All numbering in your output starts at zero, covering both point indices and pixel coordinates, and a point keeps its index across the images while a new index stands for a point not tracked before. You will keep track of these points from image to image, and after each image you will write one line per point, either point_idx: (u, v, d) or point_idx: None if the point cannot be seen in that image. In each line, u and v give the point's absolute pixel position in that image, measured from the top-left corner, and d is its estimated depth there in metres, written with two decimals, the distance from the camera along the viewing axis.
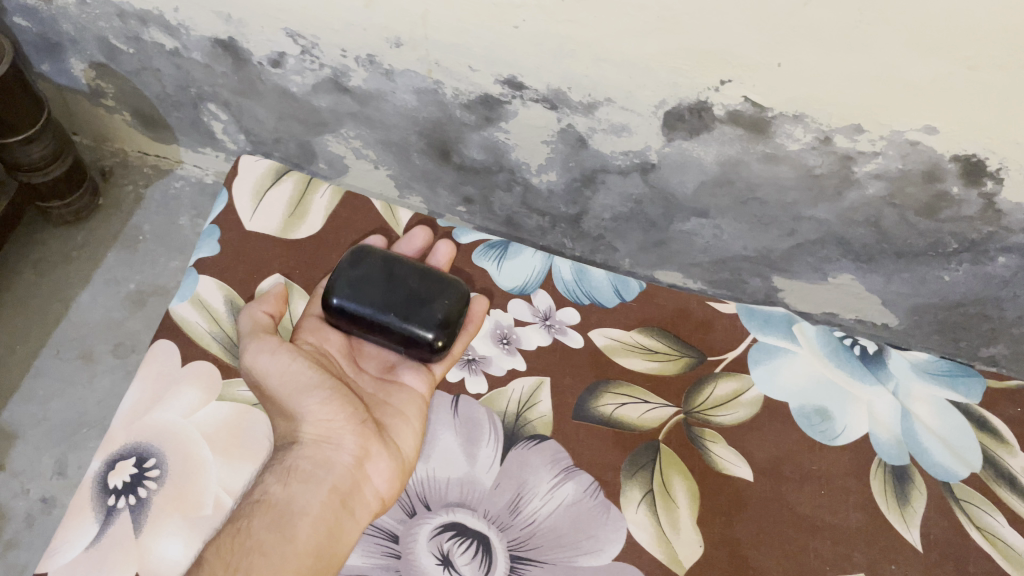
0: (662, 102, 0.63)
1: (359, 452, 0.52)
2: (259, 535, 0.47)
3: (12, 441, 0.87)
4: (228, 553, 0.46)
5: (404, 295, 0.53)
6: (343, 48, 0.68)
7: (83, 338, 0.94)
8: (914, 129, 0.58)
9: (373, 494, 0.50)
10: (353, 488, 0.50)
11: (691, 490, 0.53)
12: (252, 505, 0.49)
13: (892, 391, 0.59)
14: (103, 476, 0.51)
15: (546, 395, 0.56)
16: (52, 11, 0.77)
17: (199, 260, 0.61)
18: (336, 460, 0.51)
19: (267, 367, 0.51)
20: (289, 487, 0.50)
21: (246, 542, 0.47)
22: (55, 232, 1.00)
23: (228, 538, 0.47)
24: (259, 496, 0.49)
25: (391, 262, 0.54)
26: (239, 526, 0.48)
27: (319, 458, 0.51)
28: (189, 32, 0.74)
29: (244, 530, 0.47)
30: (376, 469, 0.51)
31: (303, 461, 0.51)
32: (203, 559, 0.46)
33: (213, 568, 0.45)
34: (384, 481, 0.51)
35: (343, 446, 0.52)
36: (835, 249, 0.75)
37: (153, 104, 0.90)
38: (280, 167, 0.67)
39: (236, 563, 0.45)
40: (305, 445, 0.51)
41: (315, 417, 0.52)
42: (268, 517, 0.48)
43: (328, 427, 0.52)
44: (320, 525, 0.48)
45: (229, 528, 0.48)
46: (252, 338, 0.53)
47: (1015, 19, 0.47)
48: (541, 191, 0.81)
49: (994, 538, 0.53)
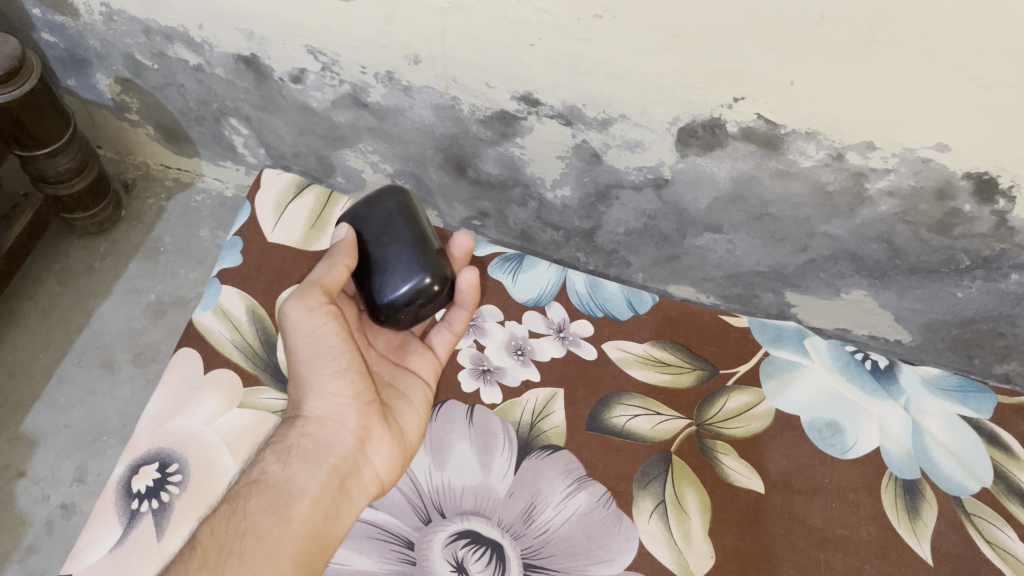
0: (675, 119, 0.64)
1: (361, 432, 0.52)
2: (254, 517, 0.47)
3: (34, 447, 0.89)
4: (221, 535, 0.47)
5: (384, 252, 0.52)
6: (362, 65, 0.70)
7: (105, 347, 0.95)
8: (926, 147, 0.59)
9: (372, 477, 0.51)
10: (353, 471, 0.51)
11: (702, 501, 0.54)
12: (249, 485, 0.49)
13: (904, 406, 0.59)
14: (126, 480, 0.52)
15: (559, 406, 0.57)
16: (80, 28, 0.80)
17: (221, 270, 0.62)
18: (337, 440, 0.51)
19: (299, 323, 0.50)
20: (288, 467, 0.50)
21: (241, 524, 0.47)
22: (78, 242, 1.02)
23: (223, 518, 0.48)
24: (258, 476, 0.49)
25: (406, 217, 0.53)
26: (235, 506, 0.48)
27: (322, 436, 0.51)
28: (213, 49, 0.75)
29: (240, 512, 0.48)
30: (376, 452, 0.52)
31: (306, 438, 0.51)
32: (197, 540, 0.47)
33: (206, 553, 0.45)
34: (383, 463, 0.52)
35: (345, 425, 0.52)
36: (848, 265, 0.76)
37: (175, 118, 0.92)
38: (301, 180, 0.68)
39: (230, 546, 0.46)
40: (308, 421, 0.51)
41: (326, 391, 0.51)
42: (265, 498, 0.48)
43: (334, 404, 0.52)
44: (317, 508, 0.49)
45: (225, 507, 0.48)
46: (300, 286, 0.51)
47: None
48: (556, 206, 0.82)
49: (1004, 553, 0.54)
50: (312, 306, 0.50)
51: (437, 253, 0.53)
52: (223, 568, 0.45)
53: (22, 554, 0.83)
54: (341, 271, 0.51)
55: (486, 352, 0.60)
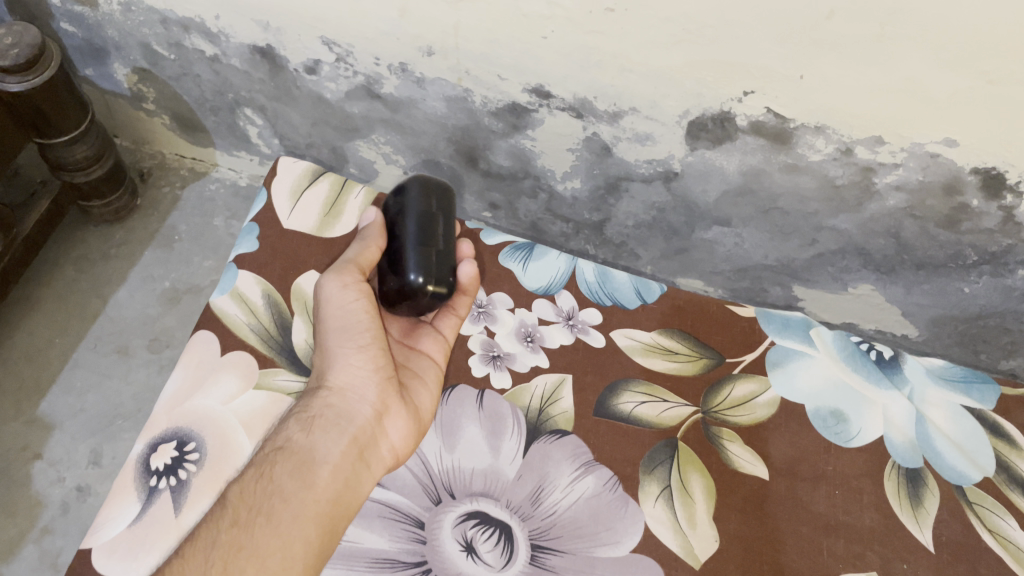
0: (686, 113, 0.65)
1: (379, 405, 0.56)
2: (280, 481, 0.51)
3: (50, 430, 0.91)
4: (250, 497, 0.50)
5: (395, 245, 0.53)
6: (376, 57, 0.71)
7: (120, 333, 0.97)
8: (934, 142, 0.59)
9: (388, 450, 0.54)
10: (371, 441, 0.54)
11: (707, 486, 0.55)
12: (274, 452, 0.52)
13: (907, 396, 0.60)
14: (145, 457, 0.53)
15: (567, 392, 0.58)
16: (98, 17, 0.81)
17: (238, 255, 0.63)
18: (357, 411, 0.55)
19: (332, 297, 0.55)
20: (311, 435, 0.53)
21: (268, 487, 0.51)
22: (94, 230, 1.03)
23: (251, 481, 0.51)
24: (282, 443, 0.53)
25: (421, 213, 0.54)
26: (262, 471, 0.51)
27: (342, 407, 0.55)
28: (229, 39, 0.77)
29: (267, 476, 0.51)
30: (393, 427, 0.55)
31: (328, 408, 0.54)
32: (227, 500, 0.50)
33: (236, 513, 0.49)
34: (399, 437, 0.54)
35: (365, 398, 0.56)
36: (855, 260, 0.77)
37: (191, 108, 0.94)
38: (316, 168, 0.69)
39: (258, 507, 0.50)
40: (331, 392, 0.55)
41: (349, 365, 0.55)
42: (290, 464, 0.52)
43: (356, 378, 0.56)
44: (337, 474, 0.52)
45: (252, 472, 0.51)
46: (336, 264, 0.56)
47: None
48: (566, 198, 0.83)
49: (1005, 541, 0.55)
50: (344, 283, 0.54)
51: (440, 254, 0.53)
52: (252, 527, 0.49)
53: (37, 534, 0.85)
54: (374, 252, 0.56)
55: (496, 338, 0.61)
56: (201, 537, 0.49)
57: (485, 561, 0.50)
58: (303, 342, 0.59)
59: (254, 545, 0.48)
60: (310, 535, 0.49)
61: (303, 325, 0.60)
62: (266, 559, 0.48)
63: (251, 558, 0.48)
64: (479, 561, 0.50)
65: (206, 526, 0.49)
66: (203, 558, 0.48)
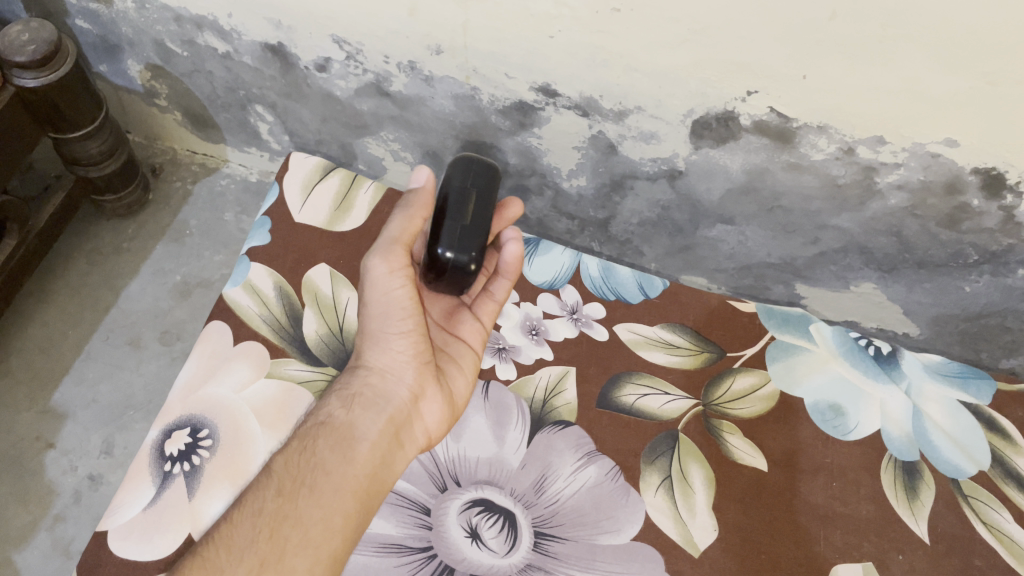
0: (690, 112, 0.66)
1: (416, 388, 0.56)
2: (323, 454, 0.51)
3: (63, 420, 0.92)
4: (295, 468, 0.50)
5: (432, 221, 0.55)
6: (386, 55, 0.72)
7: (131, 325, 0.98)
8: (935, 142, 0.60)
9: (422, 431, 0.55)
10: (407, 422, 0.54)
11: (707, 477, 0.56)
12: (317, 426, 0.52)
13: (904, 391, 0.61)
14: (160, 443, 0.55)
15: (571, 384, 0.60)
16: (113, 15, 0.82)
17: (250, 248, 0.64)
18: (395, 393, 0.55)
19: (378, 279, 0.54)
20: (351, 412, 0.54)
21: (311, 459, 0.51)
22: (108, 224, 1.05)
23: (294, 452, 0.51)
24: (324, 418, 0.53)
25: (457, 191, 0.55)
26: (305, 443, 0.51)
27: (381, 387, 0.55)
28: (242, 37, 0.78)
29: (310, 449, 0.51)
30: (429, 409, 0.56)
31: (367, 386, 0.54)
32: (271, 470, 0.51)
33: (281, 481, 0.50)
34: (434, 419, 0.56)
35: (403, 380, 0.56)
36: (857, 258, 0.78)
37: (203, 104, 0.95)
38: (326, 164, 0.70)
39: (302, 478, 0.50)
40: (370, 371, 0.55)
41: (389, 347, 0.55)
42: (332, 438, 0.52)
43: (394, 360, 0.55)
44: (376, 453, 0.52)
45: (295, 443, 0.52)
46: (381, 242, 0.55)
47: None
48: (572, 195, 0.84)
49: (1000, 534, 0.56)
50: (392, 265, 0.53)
51: (467, 228, 0.53)
52: (296, 499, 0.49)
53: (50, 521, 0.87)
54: (417, 224, 0.55)
55: (502, 331, 0.63)
56: (248, 505, 0.49)
57: (489, 547, 0.52)
58: (314, 333, 0.61)
59: (297, 515, 0.48)
60: (349, 509, 0.50)
61: (314, 316, 0.62)
62: (310, 529, 0.48)
63: (295, 528, 0.48)
64: (484, 547, 0.52)
65: (252, 495, 0.49)
66: (248, 526, 0.48)
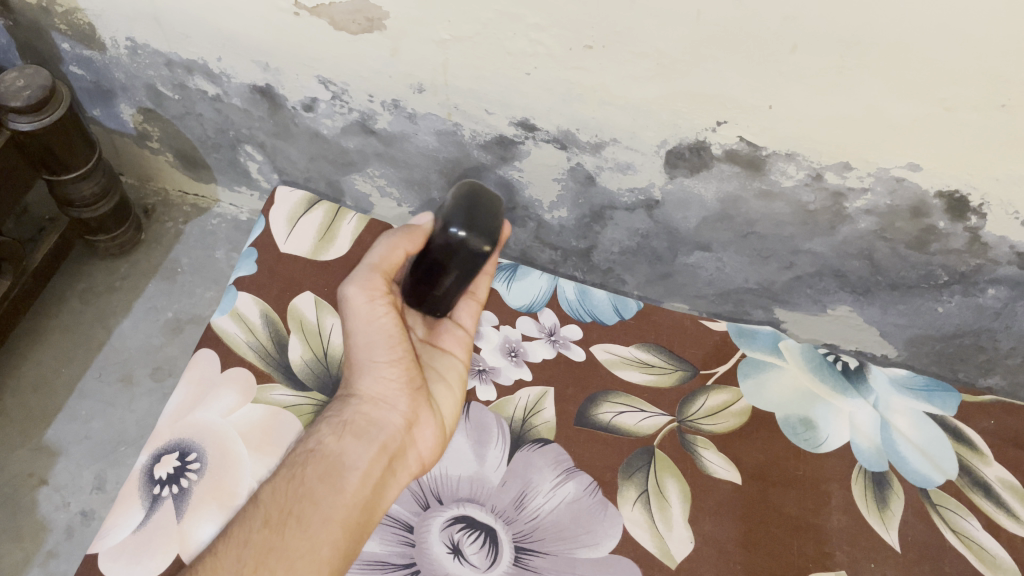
0: (663, 142, 0.69)
1: (409, 414, 0.57)
2: (311, 484, 0.53)
3: (56, 456, 0.93)
4: (283, 497, 0.52)
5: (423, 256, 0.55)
6: (370, 94, 0.75)
7: (124, 362, 1.00)
8: (898, 166, 0.63)
9: (416, 458, 0.56)
10: (400, 450, 0.56)
11: (683, 491, 0.57)
12: (307, 453, 0.54)
13: (873, 404, 0.63)
14: (149, 468, 0.56)
15: (549, 403, 0.62)
16: (106, 60, 0.85)
17: (238, 278, 0.67)
18: (389, 420, 0.56)
19: (358, 313, 0.55)
20: (343, 440, 0.55)
21: (299, 488, 0.52)
22: (101, 264, 1.07)
23: (284, 481, 0.53)
24: (314, 446, 0.55)
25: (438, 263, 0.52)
26: (295, 471, 0.53)
27: (374, 415, 0.56)
28: (231, 79, 0.81)
29: (299, 478, 0.53)
30: (422, 435, 0.57)
31: (360, 415, 0.56)
32: (259, 501, 0.52)
33: (268, 511, 0.51)
34: (428, 445, 0.57)
35: (395, 407, 0.57)
36: (832, 282, 0.80)
37: (194, 145, 0.98)
38: (312, 197, 0.72)
39: (290, 507, 0.51)
40: (363, 401, 0.56)
41: (379, 375, 0.56)
42: (321, 466, 0.53)
43: (386, 388, 0.57)
44: (368, 481, 0.54)
45: (285, 471, 0.53)
46: (360, 270, 0.54)
47: (986, 62, 0.53)
48: (554, 226, 0.87)
49: (969, 541, 0.57)
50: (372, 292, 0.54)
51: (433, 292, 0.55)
52: (283, 529, 0.50)
53: (42, 558, 0.87)
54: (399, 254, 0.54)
55: (482, 353, 0.65)
56: (235, 536, 0.50)
57: (471, 562, 0.53)
58: (299, 358, 0.63)
59: (284, 547, 0.50)
60: (337, 538, 0.51)
61: (299, 342, 0.64)
62: (295, 561, 0.49)
63: (282, 560, 0.49)
64: (466, 562, 0.53)
65: (239, 525, 0.51)
66: (235, 557, 0.49)
